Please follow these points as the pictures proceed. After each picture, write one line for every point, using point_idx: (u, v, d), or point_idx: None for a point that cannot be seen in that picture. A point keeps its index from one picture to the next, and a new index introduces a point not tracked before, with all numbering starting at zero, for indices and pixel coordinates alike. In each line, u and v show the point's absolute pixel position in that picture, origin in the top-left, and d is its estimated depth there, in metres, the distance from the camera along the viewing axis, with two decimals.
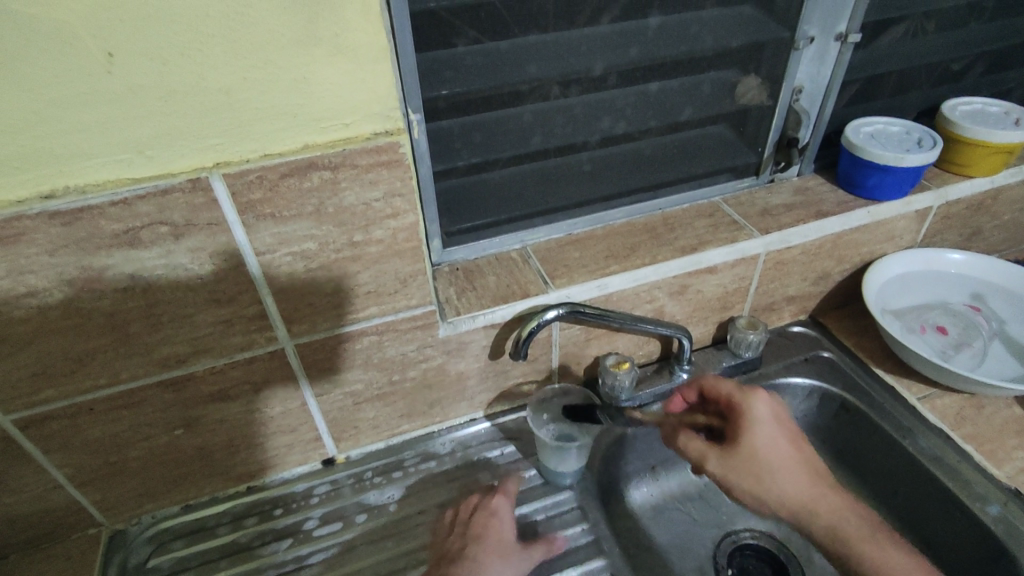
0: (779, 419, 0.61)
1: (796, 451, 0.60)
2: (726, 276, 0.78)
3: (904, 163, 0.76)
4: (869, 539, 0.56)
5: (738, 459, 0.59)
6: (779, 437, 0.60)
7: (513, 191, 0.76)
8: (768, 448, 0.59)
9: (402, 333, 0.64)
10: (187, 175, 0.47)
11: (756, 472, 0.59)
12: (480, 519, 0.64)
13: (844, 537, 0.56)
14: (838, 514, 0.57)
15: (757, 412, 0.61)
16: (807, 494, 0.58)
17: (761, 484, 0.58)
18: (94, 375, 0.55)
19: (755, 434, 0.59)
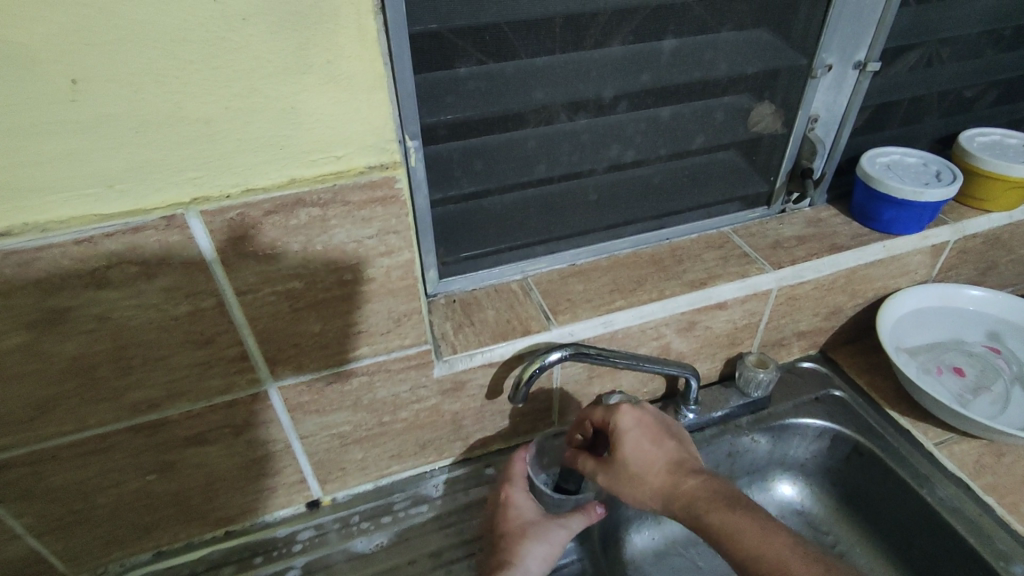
0: (644, 425, 0.61)
1: (658, 451, 0.59)
2: (736, 312, 0.74)
3: (923, 198, 0.73)
4: (737, 525, 0.51)
5: (614, 471, 0.59)
6: (643, 441, 0.60)
7: (514, 219, 0.72)
8: (637, 453, 0.59)
9: (394, 373, 0.60)
10: (161, 211, 0.43)
11: (628, 478, 0.59)
12: (502, 514, 0.64)
13: (715, 528, 0.52)
14: (703, 500, 0.54)
15: (621, 424, 0.61)
16: (674, 491, 0.56)
17: (631, 492, 0.58)
18: (57, 422, 0.50)
19: (621, 444, 0.60)
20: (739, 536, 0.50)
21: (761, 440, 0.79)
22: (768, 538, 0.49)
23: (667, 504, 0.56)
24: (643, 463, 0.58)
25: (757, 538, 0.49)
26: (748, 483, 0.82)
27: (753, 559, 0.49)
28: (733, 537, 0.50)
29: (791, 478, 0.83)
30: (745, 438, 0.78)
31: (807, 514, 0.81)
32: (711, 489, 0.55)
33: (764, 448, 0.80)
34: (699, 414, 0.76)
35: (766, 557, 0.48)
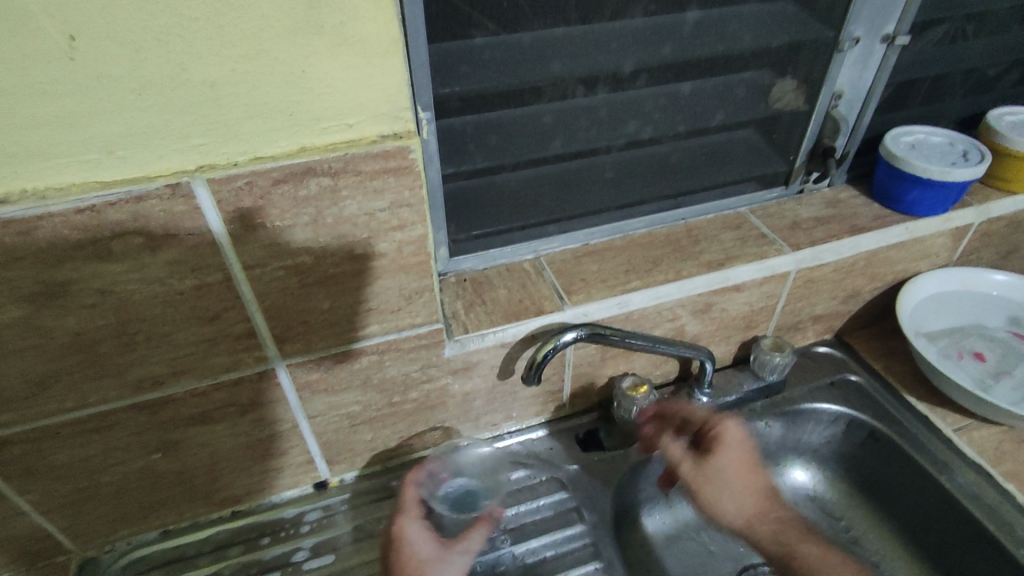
0: (745, 446, 0.65)
1: (756, 474, 0.64)
2: (753, 294, 0.72)
3: (949, 177, 0.71)
4: (822, 557, 0.59)
5: (711, 476, 0.64)
6: (738, 462, 0.64)
7: (528, 197, 0.70)
8: (730, 460, 0.64)
9: (405, 353, 0.59)
10: (164, 179, 0.41)
11: (710, 483, 0.64)
12: (394, 554, 0.57)
13: (802, 558, 0.59)
14: (794, 533, 0.62)
15: (728, 437, 0.65)
16: (762, 515, 0.63)
17: (714, 495, 0.64)
18: (58, 399, 0.49)
19: (724, 455, 0.64)
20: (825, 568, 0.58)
21: (775, 424, 0.78)
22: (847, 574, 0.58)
23: (751, 519, 0.63)
24: (742, 478, 0.64)
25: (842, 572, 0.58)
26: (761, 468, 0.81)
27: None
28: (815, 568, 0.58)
29: (804, 464, 0.82)
30: (759, 422, 0.77)
31: (820, 499, 0.80)
32: (791, 526, 0.63)
33: (778, 433, 0.79)
34: (713, 397, 0.75)
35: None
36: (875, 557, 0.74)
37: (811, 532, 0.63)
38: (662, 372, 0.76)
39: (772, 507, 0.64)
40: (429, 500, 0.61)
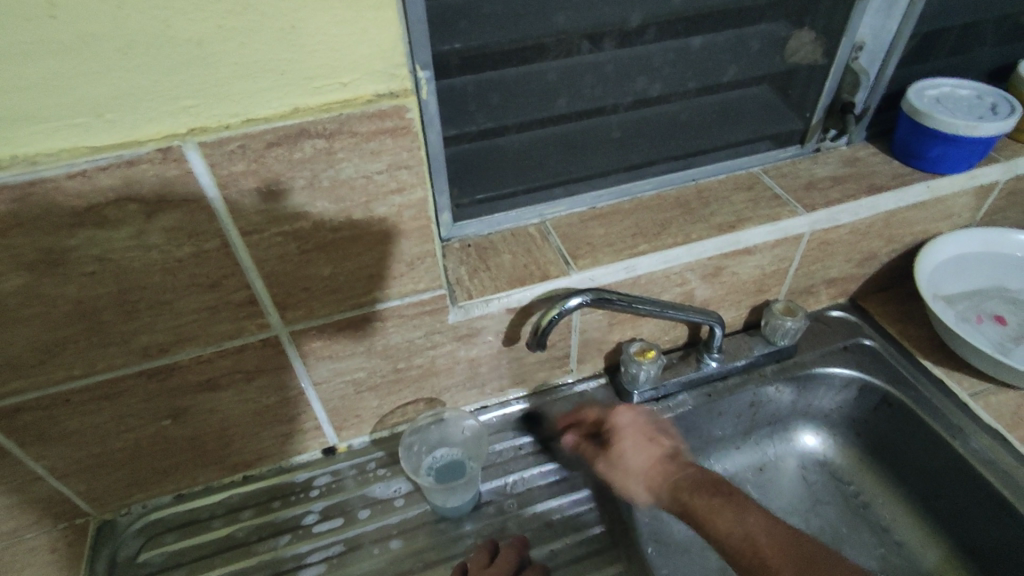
0: (638, 428, 0.66)
1: (652, 446, 0.65)
2: (765, 257, 0.71)
3: (976, 132, 0.68)
4: (715, 509, 0.58)
5: (615, 462, 0.65)
6: (637, 444, 0.65)
7: (532, 159, 0.68)
8: (633, 456, 0.65)
9: (408, 319, 0.58)
10: (155, 143, 0.40)
11: (625, 475, 0.65)
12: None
13: (694, 514, 0.59)
14: (687, 488, 0.61)
15: (620, 424, 0.66)
16: (660, 482, 0.63)
17: (625, 482, 0.65)
18: (65, 366, 0.49)
19: (622, 443, 0.65)
20: (713, 519, 0.57)
21: (785, 389, 0.77)
22: (738, 520, 0.56)
23: (658, 492, 0.63)
24: (640, 463, 0.64)
25: (725, 521, 0.57)
26: (770, 433, 0.80)
27: (719, 537, 0.57)
28: (709, 520, 0.58)
29: (814, 429, 0.81)
30: (769, 388, 0.76)
31: (830, 464, 0.80)
32: (699, 478, 0.62)
33: (788, 398, 0.78)
34: (723, 362, 0.74)
35: (732, 538, 0.56)
36: (884, 521, 0.74)
37: (714, 479, 0.61)
38: (670, 337, 0.75)
39: (676, 466, 0.64)
40: (413, 477, 0.63)
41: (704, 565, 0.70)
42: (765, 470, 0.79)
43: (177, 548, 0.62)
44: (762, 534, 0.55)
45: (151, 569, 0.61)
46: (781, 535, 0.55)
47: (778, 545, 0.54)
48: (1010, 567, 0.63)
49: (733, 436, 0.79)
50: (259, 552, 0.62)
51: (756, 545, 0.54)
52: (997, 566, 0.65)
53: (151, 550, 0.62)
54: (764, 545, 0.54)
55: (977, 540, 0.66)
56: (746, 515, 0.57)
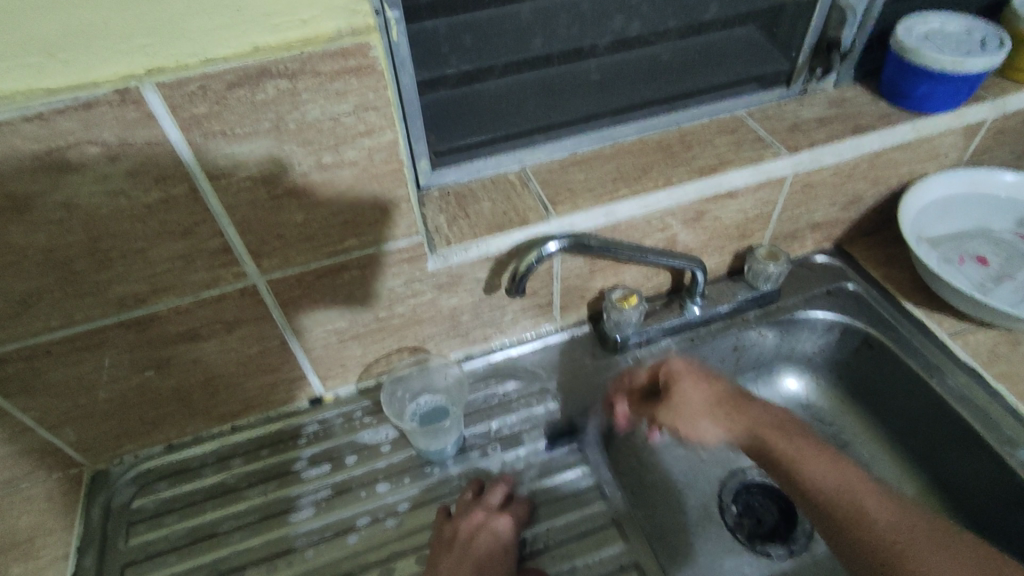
0: (700, 375, 0.64)
1: (714, 386, 0.64)
2: (747, 201, 0.70)
3: (962, 69, 0.66)
4: (811, 457, 0.55)
5: (676, 407, 0.64)
6: (701, 388, 0.63)
7: (510, 104, 0.67)
8: (693, 400, 0.63)
9: (387, 267, 0.58)
10: (112, 84, 0.39)
11: (692, 419, 0.63)
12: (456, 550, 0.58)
13: (781, 457, 0.57)
14: (770, 429, 0.59)
15: (677, 373, 0.64)
16: (735, 418, 0.61)
17: (695, 424, 0.63)
18: (42, 316, 0.50)
19: (680, 387, 0.64)
20: (809, 467, 0.55)
21: (768, 333, 0.77)
22: (838, 473, 0.53)
23: (733, 430, 0.61)
24: (703, 403, 0.63)
25: (824, 470, 0.54)
26: (754, 377, 0.82)
27: (816, 485, 0.54)
28: (801, 464, 0.55)
29: (797, 372, 0.82)
30: (751, 332, 0.76)
31: (812, 406, 0.81)
32: (777, 418, 0.60)
33: (772, 342, 0.79)
34: (705, 308, 0.74)
35: (825, 485, 0.53)
36: (862, 459, 0.76)
37: (803, 429, 0.59)
38: (653, 284, 0.75)
39: (748, 406, 0.62)
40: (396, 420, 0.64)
41: (684, 504, 0.72)
42: None
43: (169, 495, 0.64)
44: (862, 487, 0.52)
45: (144, 514, 0.63)
46: (881, 491, 0.52)
47: (875, 501, 0.51)
48: (980, 496, 0.65)
49: None
50: (249, 498, 0.63)
51: (855, 496, 0.51)
52: (967, 497, 0.67)
53: (144, 497, 0.64)
54: (864, 497, 0.51)
55: (950, 472, 0.68)
56: (845, 468, 0.54)
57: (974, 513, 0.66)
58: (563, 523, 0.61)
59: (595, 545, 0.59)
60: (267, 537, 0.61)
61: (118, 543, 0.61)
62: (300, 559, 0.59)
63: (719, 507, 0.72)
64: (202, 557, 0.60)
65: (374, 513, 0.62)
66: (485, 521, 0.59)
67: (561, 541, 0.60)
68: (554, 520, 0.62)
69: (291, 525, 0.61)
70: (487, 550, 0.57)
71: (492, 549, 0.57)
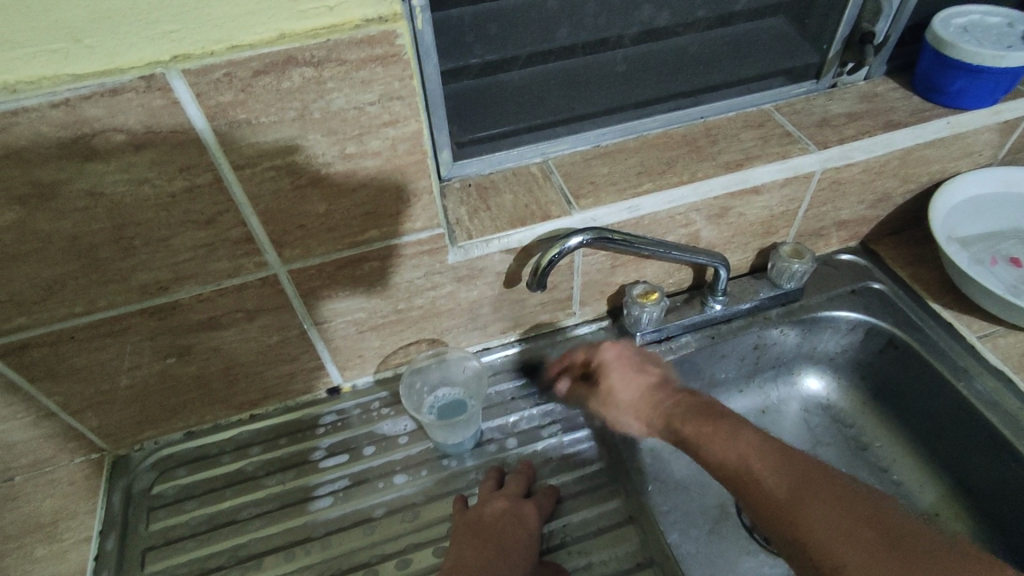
0: (628, 364, 0.65)
1: (641, 378, 0.64)
2: (773, 197, 0.69)
3: (1004, 63, 0.64)
4: (711, 437, 0.56)
5: (604, 396, 0.65)
6: (627, 377, 0.65)
7: (534, 95, 0.66)
8: (619, 393, 0.64)
9: (407, 259, 0.58)
10: (138, 71, 0.39)
11: (617, 413, 0.65)
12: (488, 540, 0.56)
13: (688, 442, 0.58)
14: (679, 414, 0.60)
15: (607, 360, 0.66)
16: (649, 408, 0.62)
17: (618, 416, 0.65)
18: (66, 303, 0.50)
19: (609, 378, 0.65)
20: (706, 445, 0.56)
21: (790, 332, 0.76)
22: (730, 442, 0.54)
23: (649, 420, 0.62)
24: (628, 393, 0.64)
25: (718, 444, 0.55)
26: (774, 376, 0.81)
27: (715, 463, 0.54)
28: (701, 443, 0.56)
29: (818, 372, 0.81)
30: (773, 330, 0.75)
31: (833, 407, 0.80)
32: (690, 404, 0.61)
33: (793, 341, 0.77)
34: (727, 305, 0.73)
35: (724, 461, 0.54)
36: (884, 462, 0.74)
37: (707, 408, 0.59)
38: (675, 280, 0.74)
39: (666, 396, 0.62)
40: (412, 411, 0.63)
41: (701, 502, 0.71)
42: (767, 412, 0.80)
43: (188, 481, 0.64)
44: (753, 455, 0.52)
45: (164, 500, 0.63)
46: (774, 455, 0.52)
47: (768, 467, 0.51)
48: (1007, 503, 0.64)
49: (736, 379, 0.79)
50: (268, 486, 0.63)
51: (748, 467, 0.52)
52: (995, 503, 0.65)
53: (164, 483, 0.64)
54: (754, 463, 0.52)
55: (976, 478, 0.67)
56: (738, 436, 0.55)
57: (1001, 520, 0.65)
58: (580, 520, 0.61)
59: (614, 542, 0.59)
60: (284, 526, 0.61)
61: (139, 527, 0.61)
62: (317, 549, 0.59)
63: (737, 507, 0.71)
64: (221, 543, 0.60)
65: (391, 504, 0.62)
66: (509, 508, 0.58)
67: (578, 537, 0.60)
68: (572, 515, 0.61)
69: (308, 515, 0.61)
70: (514, 535, 0.56)
71: (518, 535, 0.57)
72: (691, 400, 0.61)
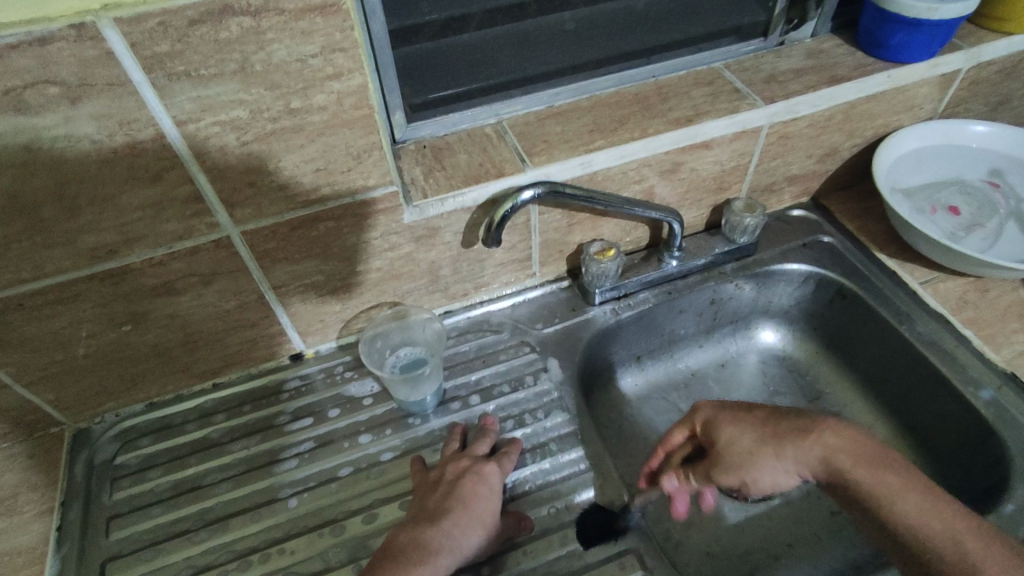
0: (730, 404, 0.58)
1: (755, 416, 0.56)
2: (723, 152, 0.70)
3: (937, 16, 0.66)
4: (906, 499, 0.47)
5: (731, 464, 0.55)
6: (741, 420, 0.56)
7: (484, 55, 0.67)
8: (741, 441, 0.55)
9: (362, 219, 0.58)
10: (67, 20, 0.38)
11: (750, 465, 0.54)
12: (444, 492, 0.57)
13: (885, 513, 0.48)
14: (841, 458, 0.50)
15: (709, 412, 0.59)
16: (795, 450, 0.52)
17: (757, 475, 0.54)
18: (12, 269, 0.49)
19: (725, 432, 0.56)
20: (878, 493, 0.48)
21: (745, 286, 0.78)
22: (914, 493, 0.47)
23: (799, 461, 0.53)
24: (751, 440, 0.55)
25: (894, 491, 0.48)
26: (732, 331, 0.83)
27: (905, 525, 0.47)
28: (873, 496, 0.49)
29: (774, 325, 0.83)
30: (728, 284, 0.77)
31: (788, 357, 0.83)
32: (843, 436, 0.51)
33: (749, 295, 0.80)
34: (683, 261, 0.75)
35: (904, 519, 0.47)
36: (836, 408, 0.78)
37: (876, 449, 0.50)
38: (632, 238, 0.75)
39: (812, 426, 0.53)
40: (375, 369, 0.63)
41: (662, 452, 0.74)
42: (726, 366, 0.82)
43: (152, 451, 0.64)
44: (950, 519, 0.46)
45: (128, 470, 0.63)
46: (973, 523, 0.45)
47: (963, 532, 0.45)
48: (945, 437, 0.67)
49: (695, 334, 0.81)
50: (234, 451, 0.64)
51: (943, 531, 0.45)
52: (938, 439, 0.68)
53: (127, 454, 0.64)
54: (942, 529, 0.45)
55: (919, 415, 0.70)
56: (921, 491, 0.47)
57: (943, 453, 0.68)
58: (545, 470, 0.62)
59: (573, 489, 0.60)
60: (249, 490, 0.61)
61: (103, 497, 0.61)
62: (283, 509, 0.60)
63: None
64: (187, 508, 0.60)
65: (357, 463, 0.63)
66: (469, 466, 0.59)
67: (542, 487, 0.61)
68: (537, 466, 0.62)
69: (273, 477, 0.62)
70: (473, 489, 0.56)
71: (477, 487, 0.57)
72: (793, 422, 0.54)
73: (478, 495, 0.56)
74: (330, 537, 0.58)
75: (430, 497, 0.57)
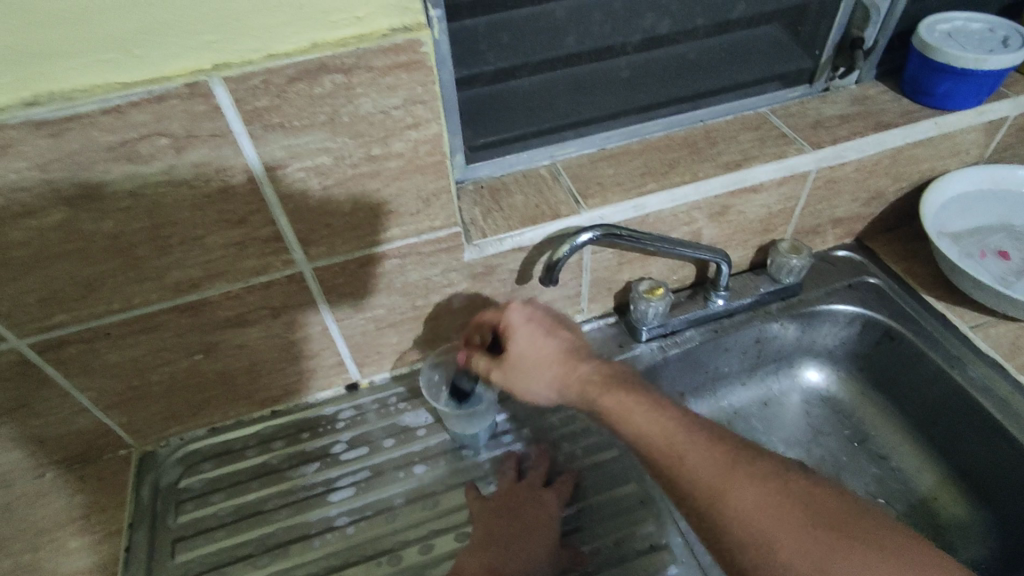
0: (534, 321, 0.61)
1: (555, 336, 0.60)
2: (771, 195, 0.72)
3: (985, 66, 0.67)
4: (644, 415, 0.51)
5: (512, 366, 0.59)
6: (535, 336, 0.60)
7: (543, 100, 0.69)
8: (527, 352, 0.59)
9: (425, 257, 0.61)
10: (183, 79, 0.42)
11: (523, 375, 0.59)
12: (506, 519, 0.59)
13: (608, 417, 0.53)
14: (593, 383, 0.55)
15: (512, 321, 0.61)
16: (564, 371, 0.57)
17: (527, 385, 0.59)
18: (105, 301, 0.52)
19: (516, 343, 0.60)
20: (629, 418, 0.51)
21: (790, 325, 0.79)
22: (652, 420, 0.50)
23: (558, 384, 0.58)
24: (540, 354, 0.59)
25: (642, 418, 0.51)
26: (775, 370, 0.83)
27: (639, 440, 0.50)
28: (620, 419, 0.52)
29: (818, 365, 0.84)
30: (774, 324, 0.78)
31: (833, 398, 0.82)
32: (603, 372, 0.56)
33: (793, 334, 0.80)
34: (729, 300, 0.76)
35: (648, 439, 0.49)
36: (884, 450, 0.77)
37: (631, 381, 0.55)
38: (678, 276, 0.77)
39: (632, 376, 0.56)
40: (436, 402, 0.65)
41: None
42: (770, 405, 0.83)
43: (214, 475, 0.66)
44: (679, 436, 0.48)
45: (191, 493, 0.65)
46: (717, 449, 0.47)
47: (696, 448, 0.48)
48: (1000, 484, 0.67)
49: (739, 371, 0.82)
50: (292, 478, 0.66)
51: (671, 441, 0.48)
52: (993, 486, 0.68)
53: (191, 477, 0.66)
54: (681, 444, 0.48)
55: (972, 461, 0.70)
56: (664, 415, 0.50)
57: (999, 501, 0.67)
58: (597, 505, 0.63)
59: (629, 524, 0.61)
60: (306, 517, 0.63)
61: (168, 519, 0.63)
62: (339, 536, 0.61)
63: None
64: (248, 533, 0.62)
65: (411, 494, 0.64)
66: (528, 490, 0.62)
67: (595, 522, 0.61)
68: (590, 502, 0.63)
69: (329, 505, 0.64)
70: (534, 519, 0.59)
71: (539, 517, 0.59)
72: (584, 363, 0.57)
73: (539, 526, 0.59)
74: (387, 566, 0.59)
75: (492, 524, 0.59)
